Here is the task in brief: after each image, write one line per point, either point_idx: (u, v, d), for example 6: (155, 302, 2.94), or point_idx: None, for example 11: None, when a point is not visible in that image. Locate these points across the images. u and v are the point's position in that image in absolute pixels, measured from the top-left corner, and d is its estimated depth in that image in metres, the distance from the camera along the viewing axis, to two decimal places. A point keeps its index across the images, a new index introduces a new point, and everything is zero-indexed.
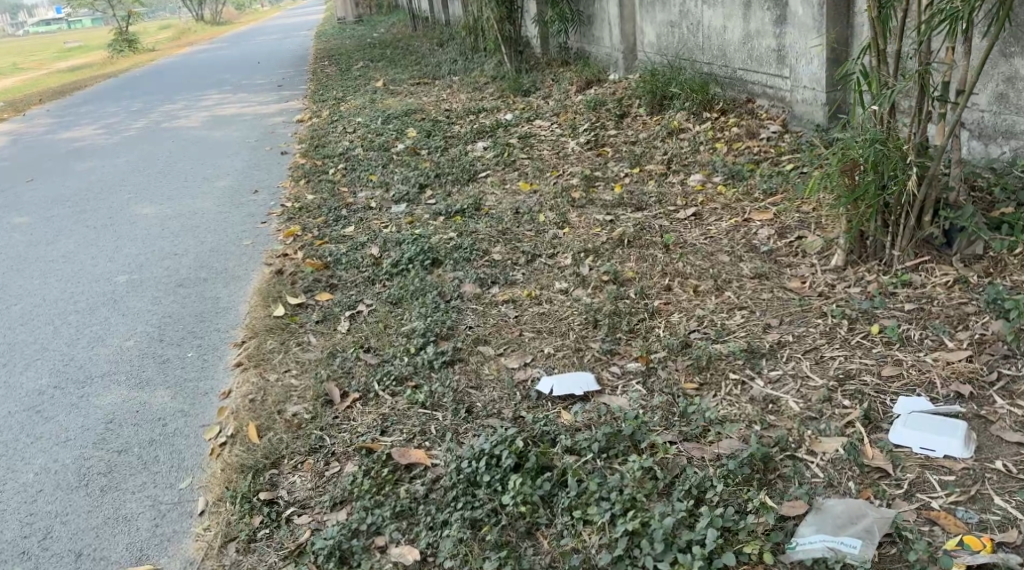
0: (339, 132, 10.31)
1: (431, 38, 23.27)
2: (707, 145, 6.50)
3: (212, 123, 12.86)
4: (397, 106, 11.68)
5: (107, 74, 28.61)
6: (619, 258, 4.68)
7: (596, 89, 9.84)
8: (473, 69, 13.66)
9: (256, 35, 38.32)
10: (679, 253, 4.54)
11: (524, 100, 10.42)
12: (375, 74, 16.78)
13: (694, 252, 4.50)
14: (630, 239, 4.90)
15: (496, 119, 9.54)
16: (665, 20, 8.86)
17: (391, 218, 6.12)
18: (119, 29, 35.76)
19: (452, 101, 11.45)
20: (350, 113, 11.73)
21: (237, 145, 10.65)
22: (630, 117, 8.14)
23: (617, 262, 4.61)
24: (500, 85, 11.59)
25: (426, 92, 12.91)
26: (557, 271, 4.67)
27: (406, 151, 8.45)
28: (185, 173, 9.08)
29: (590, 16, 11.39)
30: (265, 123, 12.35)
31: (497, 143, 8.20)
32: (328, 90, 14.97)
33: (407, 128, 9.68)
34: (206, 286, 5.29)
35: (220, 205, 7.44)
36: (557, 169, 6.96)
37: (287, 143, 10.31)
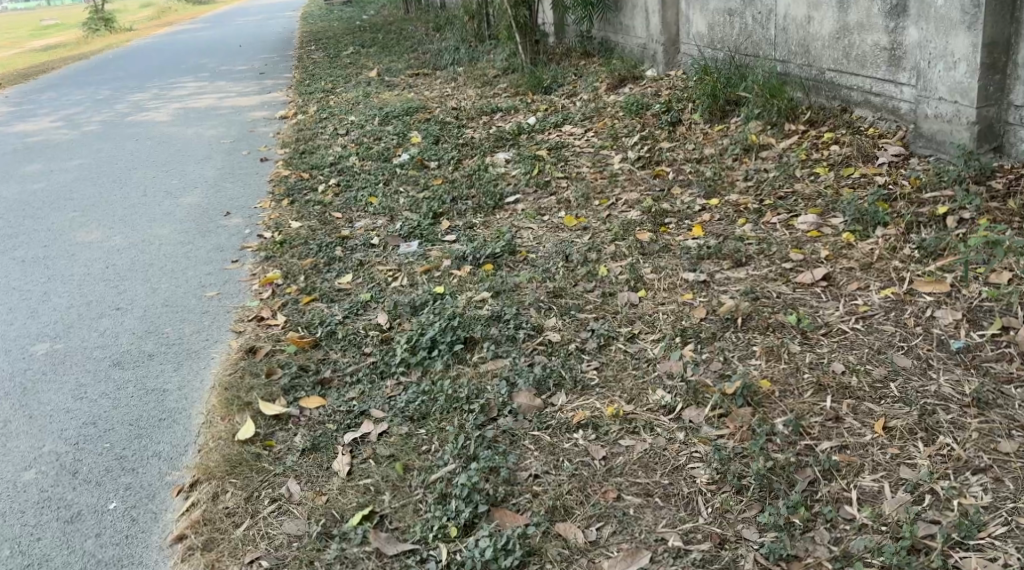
0: (329, 134, 8.87)
1: (425, 23, 21.75)
2: (804, 169, 5.10)
3: (184, 118, 11.40)
4: (395, 103, 10.26)
5: (77, 57, 26.78)
6: (738, 352, 3.25)
7: (630, 88, 8.44)
8: (477, 61, 12.23)
9: (240, 17, 36.71)
10: (832, 350, 3.14)
11: (543, 99, 9.01)
12: (366, 62, 15.27)
13: (855, 352, 3.10)
14: (745, 319, 3.46)
15: (514, 123, 8.14)
16: (720, 8, 7.48)
17: (402, 265, 4.74)
18: (94, 9, 33.87)
19: (457, 99, 10.03)
20: (341, 110, 10.29)
21: (210, 147, 9.17)
22: (683, 126, 6.76)
23: (738, 360, 3.19)
24: (512, 80, 10.17)
25: (428, 85, 11.51)
26: (649, 370, 3.26)
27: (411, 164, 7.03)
28: (144, 183, 7.60)
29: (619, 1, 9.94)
30: (243, 120, 10.86)
31: (522, 157, 6.81)
32: (315, 80, 13.47)
33: (411, 133, 8.27)
34: (150, 368, 3.87)
35: (182, 231, 5.99)
36: (606, 196, 5.55)
37: (268, 146, 8.86)
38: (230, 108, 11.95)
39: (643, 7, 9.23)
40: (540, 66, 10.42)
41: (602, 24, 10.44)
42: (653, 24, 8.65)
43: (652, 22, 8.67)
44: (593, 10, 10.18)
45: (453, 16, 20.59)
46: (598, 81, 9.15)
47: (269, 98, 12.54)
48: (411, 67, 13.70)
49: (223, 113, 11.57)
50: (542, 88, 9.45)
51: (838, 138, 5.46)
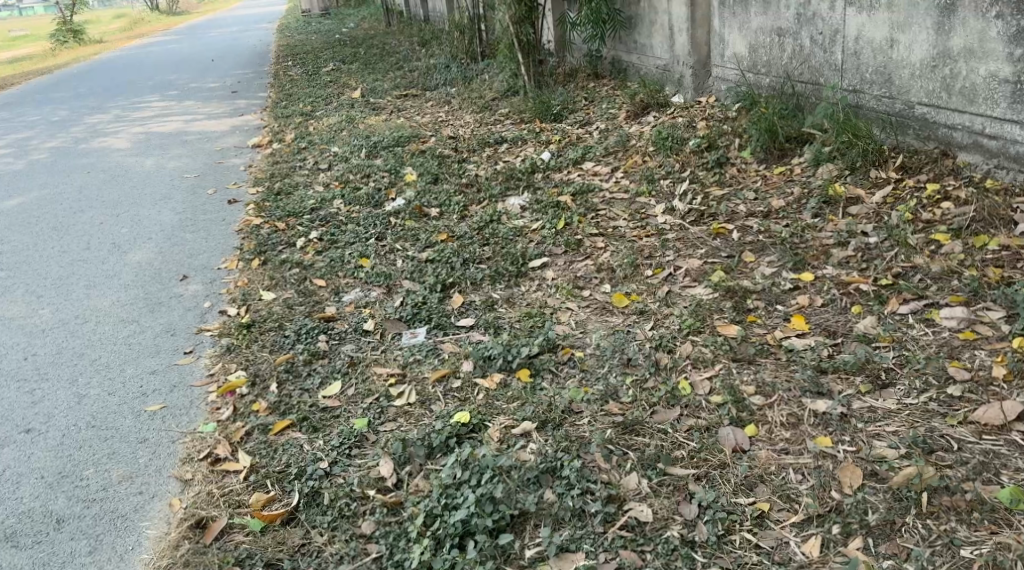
0: (308, 171, 7.73)
1: (408, 37, 20.66)
2: (917, 235, 4.04)
3: (145, 147, 10.23)
4: (383, 130, 9.15)
5: (39, 71, 25.42)
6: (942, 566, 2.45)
7: (655, 116, 7.37)
8: (472, 85, 11.16)
9: (212, 28, 35.44)
10: None
11: (553, 129, 7.94)
12: (347, 80, 14.14)
13: None
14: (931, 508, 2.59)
15: (525, 160, 7.05)
16: (766, 27, 6.40)
17: (407, 368, 3.61)
18: (61, 19, 32.49)
19: (453, 128, 8.94)
20: (322, 138, 9.17)
21: (170, 184, 8.03)
22: (732, 166, 5.66)
23: None
24: (515, 108, 9.10)
25: (419, 109, 10.45)
26: None
27: (404, 215, 5.92)
28: (89, 233, 6.45)
29: (635, 17, 8.87)
30: (211, 148, 9.71)
31: (541, 204, 5.69)
32: (291, 101, 12.33)
33: (404, 171, 7.16)
34: (58, 546, 2.84)
35: (125, 304, 4.83)
36: (658, 263, 4.42)
37: (238, 182, 7.72)
38: (197, 134, 10.80)
39: (664, 26, 8.16)
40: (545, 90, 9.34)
41: (618, 44, 9.35)
42: (679, 44, 7.58)
43: (679, 42, 7.58)
44: (607, 28, 9.10)
45: (439, 32, 19.56)
46: (614, 107, 8.10)
47: (241, 122, 11.39)
48: (398, 87, 12.59)
49: (189, 140, 10.42)
50: (550, 116, 8.37)
51: (944, 191, 4.40)
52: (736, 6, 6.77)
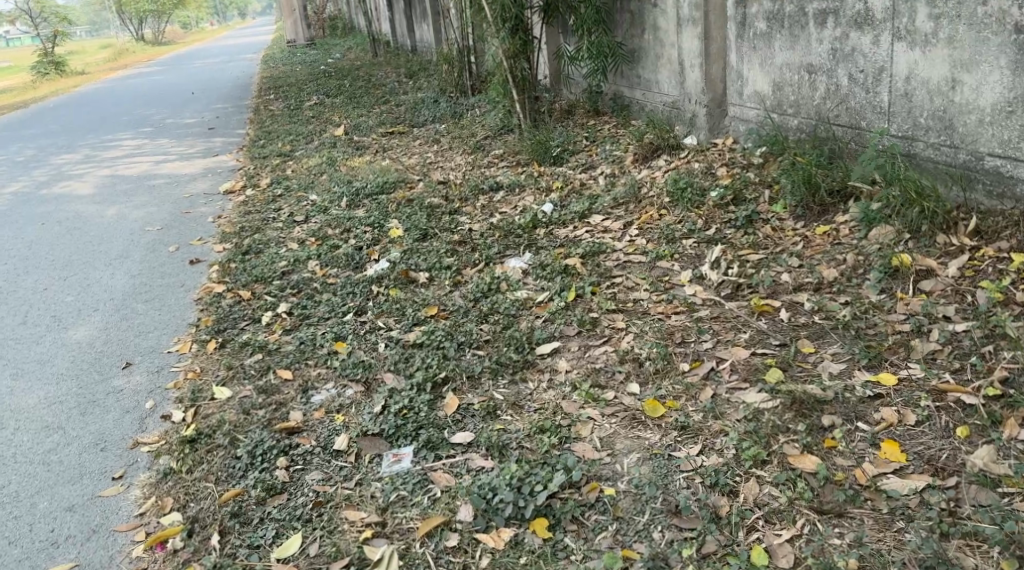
0: (280, 226, 6.96)
1: (395, 68, 20.04)
2: (1015, 322, 3.34)
3: (108, 194, 9.53)
4: (368, 174, 8.42)
5: (16, 105, 24.72)
6: None
7: (666, 159, 6.65)
8: (463, 123, 10.48)
9: (195, 58, 34.84)
10: None
11: (553, 174, 7.23)
12: (330, 116, 13.46)
13: None
14: None
15: (523, 213, 6.31)
16: (792, 63, 5.67)
17: (387, 511, 2.94)
18: (40, 50, 31.81)
19: (443, 172, 8.24)
20: (301, 183, 8.44)
21: (129, 239, 7.31)
22: (766, 223, 4.88)
23: None
24: (510, 150, 8.39)
25: (406, 149, 9.76)
26: None
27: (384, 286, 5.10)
28: (31, 305, 5.80)
29: (640, 50, 8.19)
30: (179, 195, 9.02)
31: (546, 270, 4.91)
32: (270, 140, 11.61)
33: (388, 226, 6.42)
34: None
35: (53, 403, 4.14)
36: (694, 354, 3.57)
37: (202, 237, 6.99)
38: (166, 177, 10.11)
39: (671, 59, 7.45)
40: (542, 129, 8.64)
41: (620, 79, 8.66)
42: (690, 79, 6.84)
43: (691, 78, 6.85)
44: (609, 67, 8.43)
45: (426, 63, 18.96)
46: (618, 149, 7.40)
47: (214, 164, 10.68)
48: (383, 123, 11.90)
49: (157, 186, 9.70)
50: (549, 159, 7.66)
51: None
52: (759, 39, 6.02)
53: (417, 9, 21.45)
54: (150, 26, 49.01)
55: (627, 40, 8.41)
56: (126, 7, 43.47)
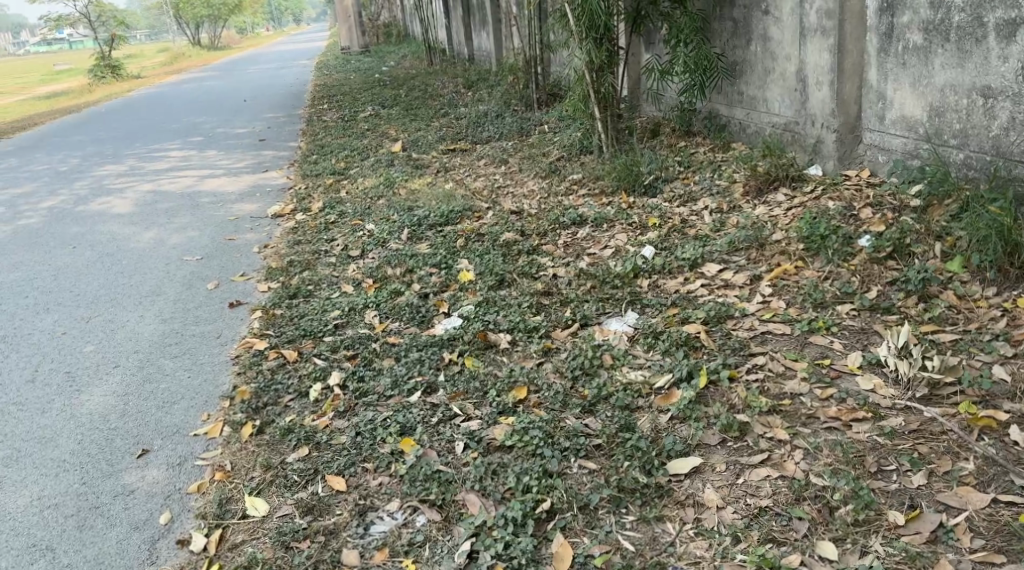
0: (334, 264, 6.11)
1: (452, 78, 19.25)
2: None
3: (148, 213, 8.78)
4: (432, 201, 7.58)
5: (70, 109, 24.41)
6: None
7: (786, 195, 5.69)
8: (532, 143, 9.61)
9: (248, 64, 34.52)
10: None
11: (645, 205, 6.27)
12: (387, 129, 12.72)
13: None
14: None
15: (617, 256, 5.37)
16: (961, 84, 4.74)
17: None
18: (98, 54, 31.65)
19: (515, 200, 7.35)
20: (357, 208, 7.60)
21: (165, 271, 6.52)
22: (945, 288, 3.93)
23: None
24: (590, 175, 7.47)
25: (471, 171, 8.93)
26: None
27: (456, 356, 4.13)
28: (44, 355, 5.00)
29: (744, 64, 7.22)
30: (225, 217, 8.23)
31: (661, 340, 3.91)
32: (323, 156, 10.84)
33: (458, 267, 5.53)
34: None
35: (46, 507, 3.35)
36: (909, 501, 2.84)
37: (246, 271, 6.17)
38: (212, 196, 9.35)
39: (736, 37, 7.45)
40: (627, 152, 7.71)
41: (718, 95, 7.68)
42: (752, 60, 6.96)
43: (816, 97, 5.88)
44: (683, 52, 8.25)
45: (486, 74, 18.13)
46: (721, 178, 6.44)
47: (263, 182, 9.92)
48: (443, 140, 11.06)
49: (201, 204, 8.94)
50: (640, 187, 6.70)
51: None
52: (911, 53, 5.05)
53: (477, 17, 20.67)
54: (208, 31, 49.08)
55: (729, 52, 7.42)
56: (183, 12, 43.47)
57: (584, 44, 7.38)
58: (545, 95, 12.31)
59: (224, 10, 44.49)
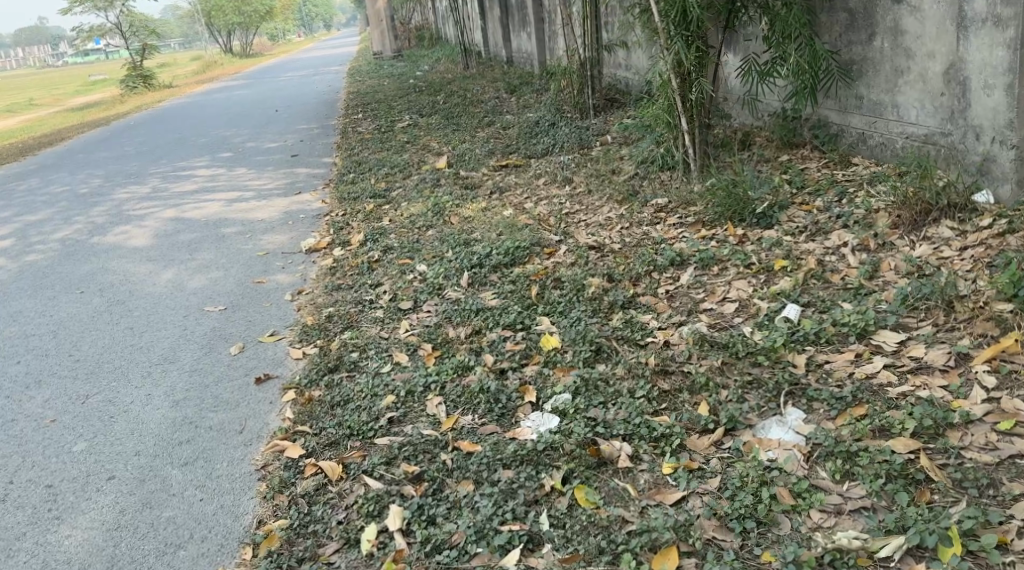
0: (382, 321, 4.98)
1: (492, 82, 18.12)
2: None
3: (168, 247, 7.73)
4: (493, 232, 6.48)
5: (98, 122, 23.60)
6: None
7: (954, 231, 4.65)
8: (597, 158, 8.48)
9: (277, 71, 33.70)
10: None
11: (761, 239, 5.13)
12: (429, 142, 11.67)
13: None
14: None
15: (745, 313, 4.23)
16: None
17: None
18: (129, 64, 30.95)
19: (591, 229, 6.22)
20: (406, 243, 6.53)
21: (181, 324, 5.46)
22: None
23: None
24: (681, 200, 6.32)
25: (532, 192, 7.82)
26: None
27: (559, 483, 3.05)
28: (21, 454, 3.92)
29: (864, 62, 6.17)
30: (252, 252, 7.16)
31: (858, 468, 2.89)
32: (361, 175, 9.79)
33: (539, 331, 4.37)
34: None
35: None
36: None
37: (276, 328, 5.10)
38: (240, 224, 8.31)
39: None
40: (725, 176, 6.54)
41: (829, 100, 6.58)
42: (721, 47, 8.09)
43: (983, 104, 4.90)
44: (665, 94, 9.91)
45: (529, 78, 16.99)
46: (852, 207, 5.28)
47: (296, 206, 8.86)
48: (493, 152, 9.97)
49: (227, 236, 7.90)
50: (747, 215, 5.52)
51: None
52: None
53: (517, 20, 19.55)
54: (238, 37, 48.40)
55: (845, 47, 6.32)
56: (213, 19, 42.76)
57: (674, 47, 6.27)
58: (601, 101, 11.16)
59: (253, 19, 43.77)
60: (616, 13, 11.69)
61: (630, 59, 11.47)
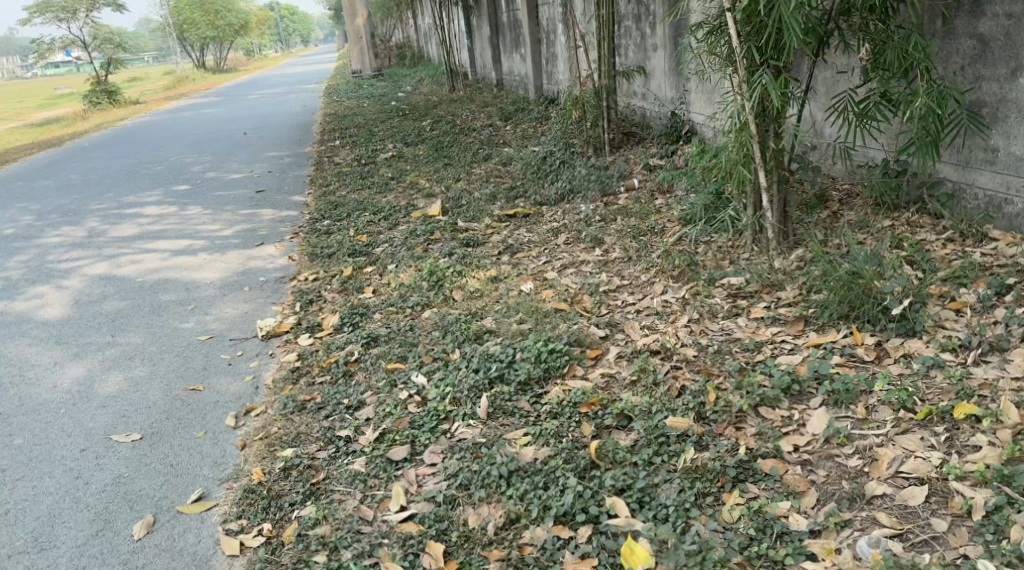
0: (368, 483, 3.44)
1: (483, 107, 16.54)
2: None
3: (88, 323, 6.14)
4: (513, 318, 4.92)
5: (53, 142, 21.80)
6: None
7: None
8: (626, 211, 6.97)
9: (252, 89, 32.06)
10: None
11: (912, 360, 3.65)
12: (418, 180, 10.15)
13: None
14: None
15: (946, 511, 2.90)
16: None
17: None
18: (95, 79, 29.12)
19: (647, 319, 4.67)
20: (398, 336, 4.97)
21: (71, 469, 3.92)
22: None
23: None
24: (768, 281, 4.74)
25: (551, 256, 6.31)
26: None
27: None
28: None
29: (1002, 104, 4.73)
30: (193, 339, 5.59)
31: None
32: (338, 225, 8.23)
33: (615, 533, 2.97)
34: None
35: None
36: None
37: (204, 488, 3.60)
38: (183, 290, 6.73)
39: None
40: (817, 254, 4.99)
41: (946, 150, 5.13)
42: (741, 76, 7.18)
43: None
44: (677, 144, 8.97)
45: (524, 104, 15.48)
46: None
47: (255, 265, 7.31)
48: (497, 196, 8.43)
49: (166, 308, 6.34)
50: (873, 314, 4.01)
51: None
52: None
53: (510, 40, 18.09)
54: (213, 54, 46.65)
55: (970, 85, 4.88)
56: (186, 33, 41.01)
57: (751, 83, 4.83)
58: (618, 135, 9.63)
59: (228, 34, 42.09)
60: (632, 35, 10.20)
61: (649, 87, 9.98)
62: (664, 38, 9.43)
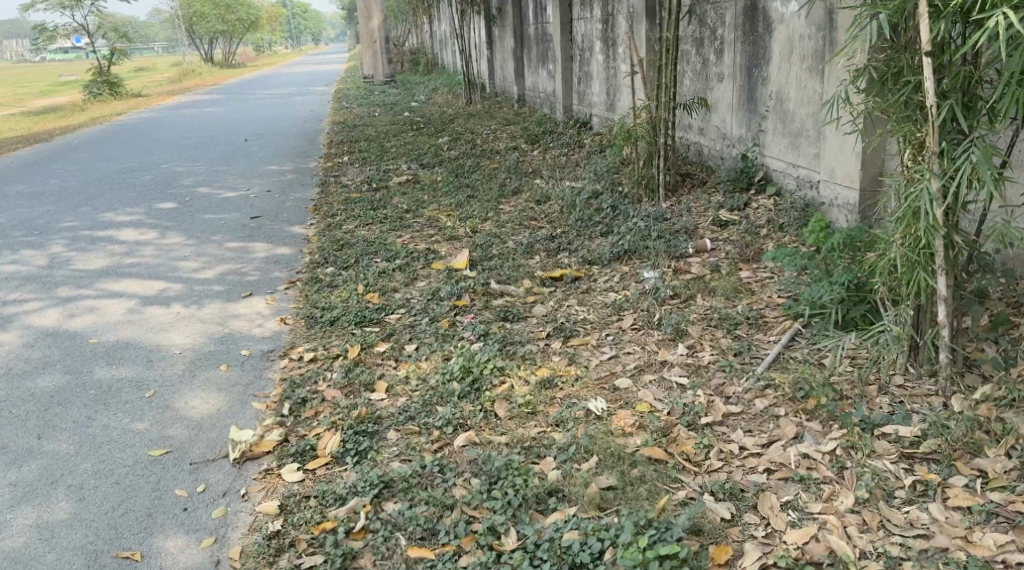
0: None
1: (504, 125, 15.08)
2: None
3: (11, 411, 4.77)
4: (584, 469, 3.50)
5: (41, 136, 20.29)
6: None
7: None
8: (706, 285, 5.51)
9: (257, 88, 30.62)
10: None
11: None
12: (437, 215, 8.71)
13: None
14: None
15: None
16: None
17: None
18: (95, 69, 27.61)
19: (786, 488, 3.26)
20: (422, 485, 3.54)
21: None
22: None
23: None
24: (964, 443, 3.32)
25: (618, 347, 4.87)
26: None
27: None
28: None
29: None
30: (139, 451, 4.23)
31: None
32: (342, 274, 6.80)
33: None
34: None
35: None
36: None
37: None
38: (141, 364, 5.33)
39: (806, 53, 6.68)
40: (1019, 399, 3.62)
41: None
42: (852, 118, 5.85)
43: None
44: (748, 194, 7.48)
45: (550, 125, 14.04)
46: None
47: (236, 327, 5.91)
48: (536, 248, 7.00)
49: (114, 391, 4.97)
50: None
51: None
52: None
53: (536, 55, 16.64)
54: (220, 48, 45.23)
55: None
56: (194, 26, 39.58)
57: (953, 163, 3.36)
58: (674, 177, 8.18)
59: (237, 29, 40.67)
60: (691, 60, 8.78)
61: (710, 122, 8.53)
62: (733, 67, 7.99)
